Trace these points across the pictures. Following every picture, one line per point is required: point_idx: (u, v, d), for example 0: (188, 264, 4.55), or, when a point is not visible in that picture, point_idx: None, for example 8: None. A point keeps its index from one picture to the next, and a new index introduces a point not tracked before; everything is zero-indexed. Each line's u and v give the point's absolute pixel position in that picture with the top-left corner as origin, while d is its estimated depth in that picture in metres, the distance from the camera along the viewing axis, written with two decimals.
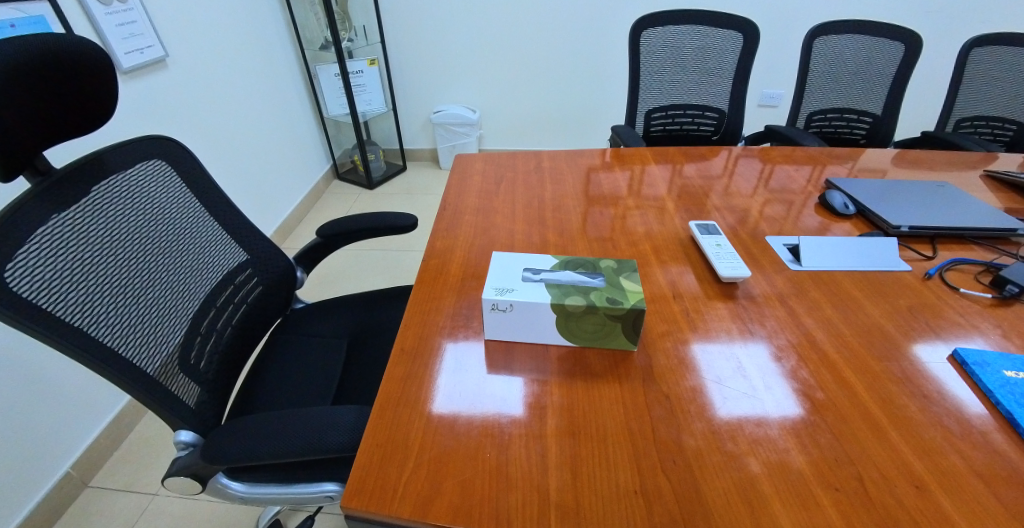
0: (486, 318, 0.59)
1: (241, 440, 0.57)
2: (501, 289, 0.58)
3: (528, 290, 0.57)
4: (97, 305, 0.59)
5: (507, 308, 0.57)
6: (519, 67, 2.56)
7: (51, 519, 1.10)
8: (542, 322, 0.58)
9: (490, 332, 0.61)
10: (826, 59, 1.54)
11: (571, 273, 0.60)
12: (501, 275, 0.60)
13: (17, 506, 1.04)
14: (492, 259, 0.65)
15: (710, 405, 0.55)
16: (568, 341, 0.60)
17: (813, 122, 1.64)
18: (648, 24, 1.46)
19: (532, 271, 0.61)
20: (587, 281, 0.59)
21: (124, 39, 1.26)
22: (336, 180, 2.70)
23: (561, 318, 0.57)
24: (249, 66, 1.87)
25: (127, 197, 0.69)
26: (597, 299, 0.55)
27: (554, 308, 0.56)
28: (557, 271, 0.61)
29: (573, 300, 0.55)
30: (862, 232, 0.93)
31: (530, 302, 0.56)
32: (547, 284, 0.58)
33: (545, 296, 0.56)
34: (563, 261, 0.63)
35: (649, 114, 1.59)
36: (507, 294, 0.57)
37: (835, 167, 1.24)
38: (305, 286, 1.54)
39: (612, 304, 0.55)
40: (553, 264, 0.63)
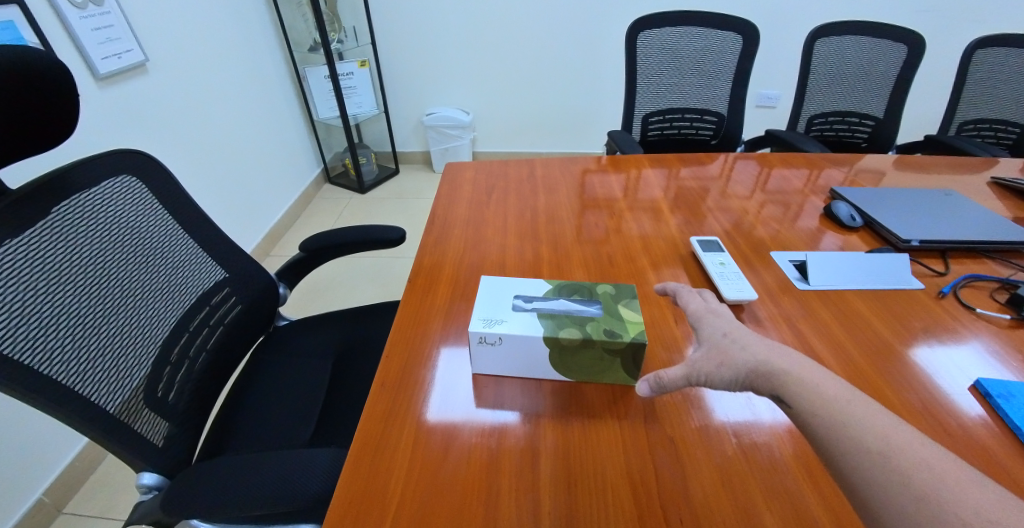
0: (474, 351, 0.54)
1: (208, 488, 0.52)
2: (488, 320, 0.53)
3: (518, 320, 0.53)
4: (51, 339, 0.54)
5: (495, 341, 0.52)
6: (513, 69, 2.52)
7: None
8: (535, 356, 0.53)
9: (478, 364, 0.56)
10: (827, 61, 1.50)
11: (566, 301, 0.56)
12: (491, 304, 0.55)
13: None
14: (480, 284, 0.60)
15: (718, 447, 0.49)
16: (563, 376, 0.55)
17: (813, 126, 1.60)
18: (645, 25, 1.42)
19: (524, 299, 0.56)
20: (583, 310, 0.54)
21: (100, 43, 1.20)
22: (327, 184, 2.64)
23: (556, 353, 0.52)
24: (236, 69, 1.82)
25: (94, 216, 0.63)
26: (595, 331, 0.51)
27: (547, 341, 0.51)
28: (551, 299, 0.57)
29: (567, 333, 0.51)
30: (869, 245, 0.89)
31: (520, 334, 0.51)
32: (539, 314, 0.54)
33: (537, 327, 0.52)
34: (558, 287, 0.58)
35: (647, 119, 1.54)
36: (495, 326, 0.52)
37: (832, 171, 1.20)
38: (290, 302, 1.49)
39: (611, 337, 0.50)
40: (547, 290, 0.58)
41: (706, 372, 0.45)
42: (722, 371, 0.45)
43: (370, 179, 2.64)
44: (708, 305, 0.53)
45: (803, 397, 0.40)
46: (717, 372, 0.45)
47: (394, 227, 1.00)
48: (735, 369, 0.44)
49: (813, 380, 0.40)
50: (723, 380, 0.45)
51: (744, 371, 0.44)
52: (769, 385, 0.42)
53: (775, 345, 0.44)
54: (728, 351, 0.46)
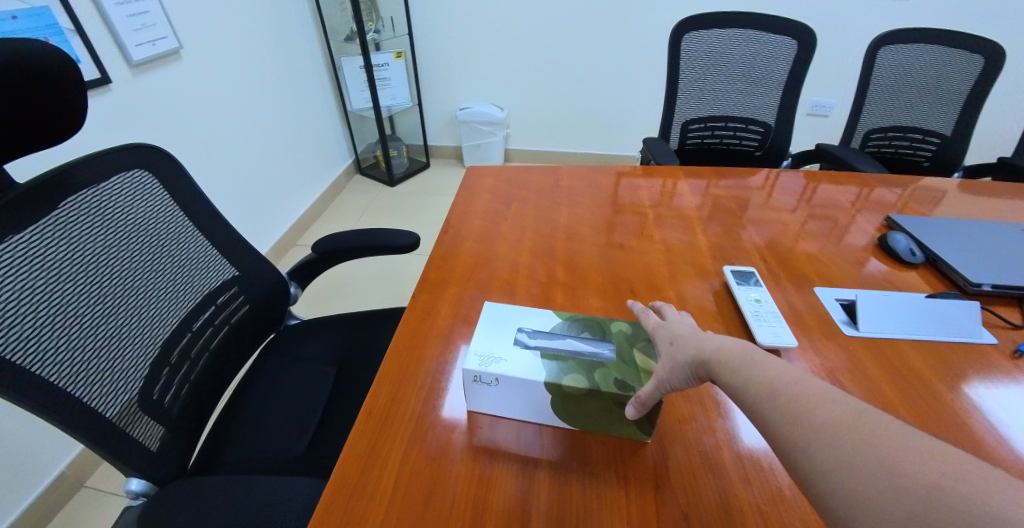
0: (468, 389, 0.49)
1: (185, 508, 0.50)
2: (484, 357, 0.48)
3: (517, 360, 0.48)
4: (48, 338, 0.52)
5: (492, 381, 0.48)
6: (549, 66, 2.45)
7: (48, 516, 1.09)
8: (535, 401, 0.48)
9: (473, 403, 0.51)
10: (890, 71, 1.36)
11: (575, 340, 0.50)
12: (490, 338, 0.51)
13: (15, 498, 1.03)
14: (484, 312, 0.55)
15: None
16: (566, 424, 0.50)
17: (869, 142, 1.46)
18: (690, 27, 1.32)
19: (527, 334, 0.51)
20: (593, 354, 0.48)
21: (134, 30, 1.22)
22: (358, 175, 2.66)
23: (559, 400, 0.47)
24: (271, 58, 1.84)
25: (101, 212, 0.61)
26: (604, 381, 0.45)
27: (549, 387, 0.46)
28: (557, 337, 0.51)
29: (573, 380, 0.45)
30: (931, 287, 0.78)
31: (519, 377, 0.46)
32: (543, 354, 0.48)
33: (539, 370, 0.46)
34: (567, 323, 0.53)
35: (686, 126, 1.44)
36: (492, 365, 0.47)
37: (883, 191, 1.08)
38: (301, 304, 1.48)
39: (622, 390, 0.44)
40: (555, 326, 0.53)
41: (663, 374, 0.44)
42: (674, 370, 0.44)
43: (399, 172, 2.64)
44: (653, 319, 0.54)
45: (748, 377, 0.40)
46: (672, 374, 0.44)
47: (409, 234, 0.96)
48: (684, 365, 0.45)
49: (752, 361, 0.41)
50: (678, 380, 0.44)
51: (692, 364, 0.44)
52: (716, 373, 0.43)
53: (711, 336, 0.46)
54: (675, 353, 0.46)
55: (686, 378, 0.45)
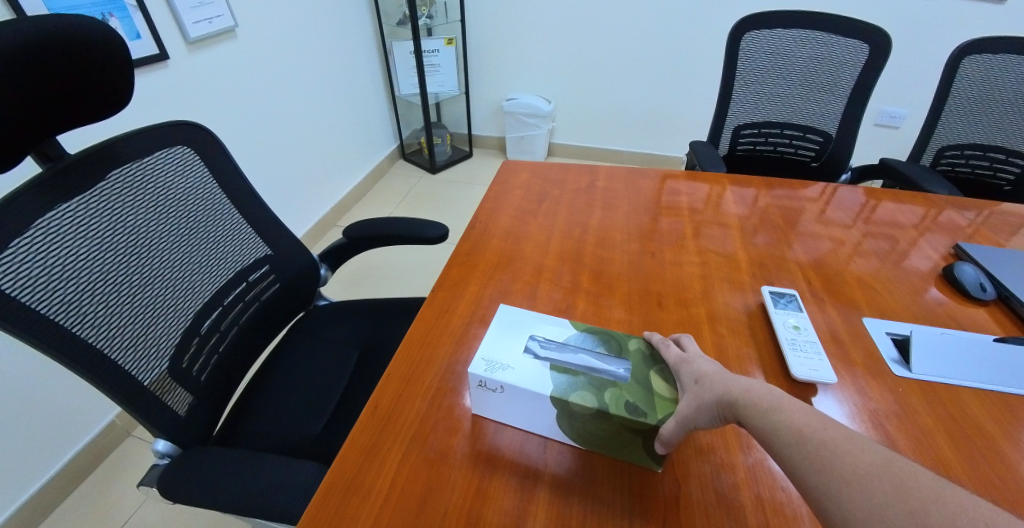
0: (473, 392, 0.49)
1: (198, 477, 0.53)
2: (491, 363, 0.47)
3: (524, 369, 0.46)
4: (86, 304, 0.56)
5: (497, 388, 0.46)
6: (598, 59, 2.38)
7: (98, 460, 1.18)
8: (540, 414, 0.46)
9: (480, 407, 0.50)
10: (977, 82, 1.22)
11: (587, 355, 0.48)
12: (500, 344, 0.50)
13: (72, 440, 1.12)
14: (498, 315, 0.54)
15: None
16: (573, 441, 0.48)
17: (942, 159, 1.32)
18: (751, 26, 1.24)
19: (539, 342, 0.49)
20: (605, 371, 0.46)
21: (193, 8, 1.28)
22: (401, 160, 2.71)
23: (565, 416, 0.45)
24: (323, 40, 1.88)
25: (142, 186, 0.64)
26: (614, 402, 0.43)
27: (554, 402, 0.44)
28: (569, 349, 0.49)
29: (580, 398, 0.43)
30: (1002, 328, 0.70)
31: (524, 387, 0.44)
32: (553, 366, 0.46)
33: (545, 383, 0.45)
34: (582, 337, 0.51)
35: (737, 131, 1.36)
36: (498, 373, 0.46)
37: (954, 214, 0.97)
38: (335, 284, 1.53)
39: (632, 413, 0.42)
40: (569, 337, 0.51)
41: (683, 412, 0.41)
42: (698, 410, 0.41)
43: (441, 160, 2.66)
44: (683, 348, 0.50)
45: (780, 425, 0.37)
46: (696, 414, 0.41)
47: (437, 225, 0.96)
48: (709, 406, 0.41)
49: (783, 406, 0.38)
50: (704, 421, 0.42)
51: (718, 405, 0.41)
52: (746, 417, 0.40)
53: (743, 377, 0.42)
54: (701, 393, 0.42)
55: (712, 418, 0.42)
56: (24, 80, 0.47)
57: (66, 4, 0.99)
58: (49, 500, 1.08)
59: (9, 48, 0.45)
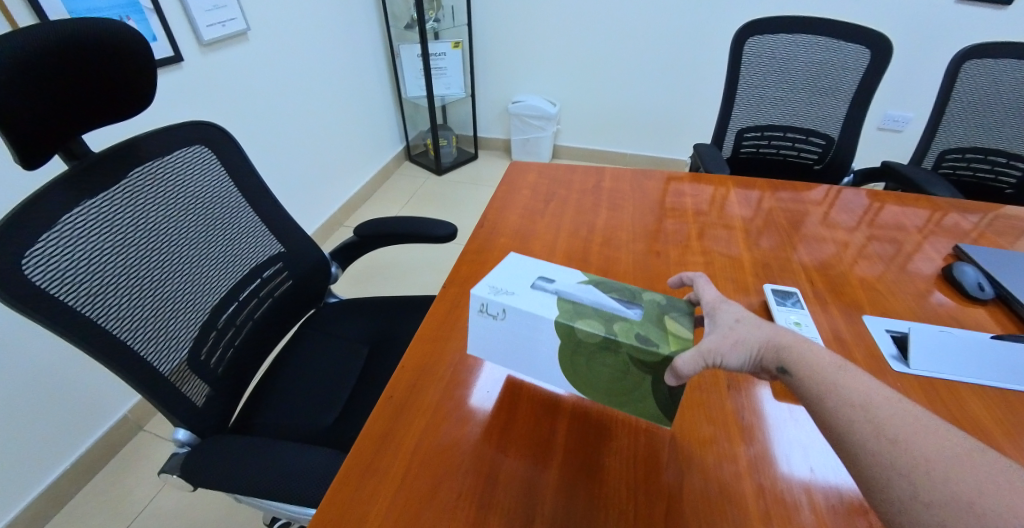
0: (471, 320, 0.50)
1: (218, 463, 0.55)
2: (497, 290, 0.49)
3: (529, 298, 0.48)
4: (113, 296, 0.58)
5: (498, 314, 0.48)
6: (604, 62, 2.40)
7: (109, 454, 1.20)
8: (537, 345, 0.48)
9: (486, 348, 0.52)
10: (981, 85, 1.23)
11: (594, 291, 0.49)
12: (507, 278, 0.51)
13: (84, 435, 1.14)
14: (506, 259, 0.56)
15: None
16: (573, 385, 0.49)
17: (944, 162, 1.33)
18: (754, 31, 1.25)
19: (546, 280, 0.51)
20: (614, 308, 0.47)
21: (207, 12, 1.31)
22: (407, 161, 2.73)
23: (566, 345, 0.46)
24: (332, 43, 1.91)
25: (164, 184, 0.66)
26: (622, 333, 0.44)
27: (559, 328, 0.45)
28: (578, 287, 0.50)
29: (585, 324, 0.44)
30: (1000, 327, 0.71)
31: (526, 310, 0.46)
32: (559, 298, 0.48)
33: (550, 309, 0.46)
34: (591, 280, 0.52)
35: (741, 134, 1.37)
36: (501, 296, 0.48)
37: (959, 217, 0.98)
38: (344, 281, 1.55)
39: (640, 343, 0.43)
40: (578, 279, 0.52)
41: (724, 349, 0.44)
42: (738, 349, 0.45)
43: (447, 162, 2.69)
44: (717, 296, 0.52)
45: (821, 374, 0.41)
46: (731, 351, 0.45)
47: (446, 224, 0.98)
48: (749, 346, 0.45)
49: (851, 376, 0.40)
50: (738, 357, 0.45)
51: (756, 346, 0.45)
52: (782, 362, 0.44)
53: (780, 327, 0.46)
54: (741, 332, 0.46)
55: (746, 357, 0.46)
56: (55, 79, 0.49)
57: (88, 8, 1.02)
58: (64, 491, 1.11)
59: (46, 47, 0.47)
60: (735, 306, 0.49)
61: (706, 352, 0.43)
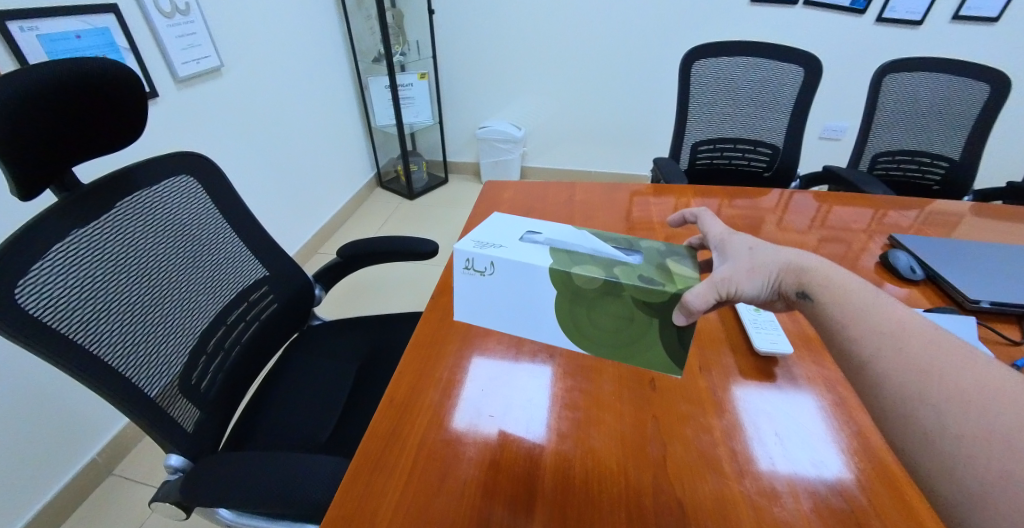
0: (457, 277, 0.51)
1: (222, 481, 0.55)
2: (482, 244, 0.50)
3: (519, 250, 0.49)
4: (106, 323, 0.58)
5: (485, 269, 0.49)
6: (567, 87, 2.53)
7: (75, 503, 1.11)
8: (529, 297, 0.49)
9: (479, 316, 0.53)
10: (899, 96, 1.39)
11: (584, 241, 0.51)
12: (490, 233, 0.52)
13: (48, 484, 1.06)
14: (490, 218, 0.56)
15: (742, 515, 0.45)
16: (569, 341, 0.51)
17: (877, 164, 1.48)
18: (700, 55, 1.38)
19: (533, 233, 0.52)
20: (613, 256, 0.49)
21: (182, 49, 1.33)
22: (379, 188, 2.75)
23: (562, 292, 0.47)
24: (303, 76, 1.95)
25: (152, 212, 0.67)
26: (624, 277, 0.45)
27: (554, 276, 0.46)
28: (567, 236, 0.52)
29: (583, 272, 0.46)
30: (932, 303, 0.80)
31: (515, 260, 0.47)
32: (552, 249, 0.49)
33: (544, 259, 0.47)
34: (579, 232, 0.54)
35: (696, 147, 1.49)
36: (487, 250, 0.48)
37: (897, 215, 1.10)
38: (326, 303, 1.55)
39: (643, 285, 0.45)
40: (565, 231, 0.53)
41: (739, 272, 0.49)
42: (755, 272, 0.50)
43: (419, 186, 2.73)
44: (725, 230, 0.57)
45: (836, 294, 0.45)
46: (747, 281, 0.50)
47: (429, 240, 1.02)
48: (766, 267, 0.50)
49: (879, 304, 0.43)
50: (759, 280, 0.50)
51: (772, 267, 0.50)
52: (799, 281, 0.48)
53: (795, 251, 0.49)
54: (756, 257, 0.51)
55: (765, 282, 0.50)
56: (48, 115, 0.50)
57: (69, 48, 1.04)
58: None
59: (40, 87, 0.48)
60: (747, 237, 0.54)
61: (722, 284, 0.48)
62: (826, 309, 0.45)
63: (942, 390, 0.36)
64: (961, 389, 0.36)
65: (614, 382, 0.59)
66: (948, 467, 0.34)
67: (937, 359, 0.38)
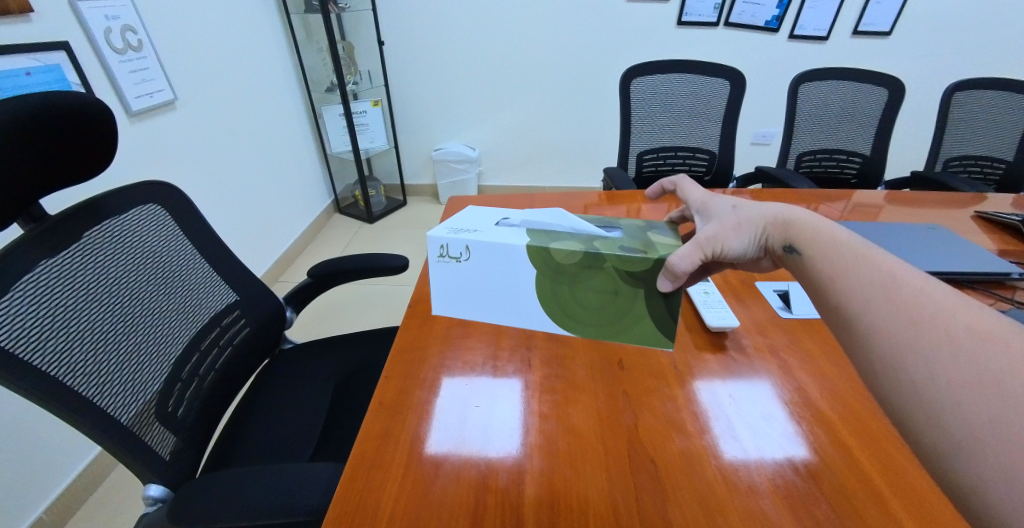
0: (432, 266, 0.55)
1: (212, 501, 0.55)
2: (455, 230, 0.54)
3: (494, 233, 0.53)
4: (77, 352, 0.57)
5: (460, 253, 0.53)
6: (520, 109, 2.65)
7: None
8: (510, 275, 0.53)
9: (457, 308, 0.58)
10: (814, 102, 1.59)
11: (561, 221, 0.56)
12: (463, 221, 0.57)
13: None
14: (463, 210, 0.61)
15: (709, 468, 0.51)
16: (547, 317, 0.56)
17: (803, 162, 1.66)
18: (637, 73, 1.52)
19: (508, 221, 0.57)
20: (592, 233, 0.53)
21: (135, 84, 1.31)
22: (337, 214, 2.73)
23: (544, 268, 0.52)
24: (257, 107, 1.94)
25: (121, 241, 0.67)
26: (606, 248, 0.50)
27: (531, 252, 0.51)
28: (541, 221, 0.57)
29: (561, 247, 0.50)
30: None
31: (489, 240, 0.51)
32: (529, 231, 0.54)
33: (521, 238, 0.52)
34: (555, 216, 0.58)
35: (641, 157, 1.61)
36: (462, 235, 0.52)
37: (827, 208, 1.24)
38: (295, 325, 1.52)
39: (624, 254, 0.49)
40: (541, 217, 0.58)
41: (724, 229, 0.51)
42: (740, 227, 0.51)
43: (379, 210, 2.73)
44: (705, 193, 0.60)
45: (819, 245, 0.44)
46: (731, 237, 0.51)
47: (399, 255, 1.05)
48: (751, 222, 0.51)
49: (867, 254, 0.41)
50: (745, 235, 0.51)
51: (757, 222, 0.50)
52: (784, 234, 0.48)
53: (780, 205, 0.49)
54: (741, 215, 0.52)
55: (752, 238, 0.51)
56: (18, 149, 0.51)
57: (24, 85, 1.01)
58: None
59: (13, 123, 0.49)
60: (732, 197, 0.56)
61: (705, 244, 0.50)
62: (810, 262, 0.45)
63: (933, 337, 0.34)
64: (954, 337, 0.34)
65: (586, 366, 0.65)
66: (937, 415, 0.32)
67: (931, 305, 0.36)
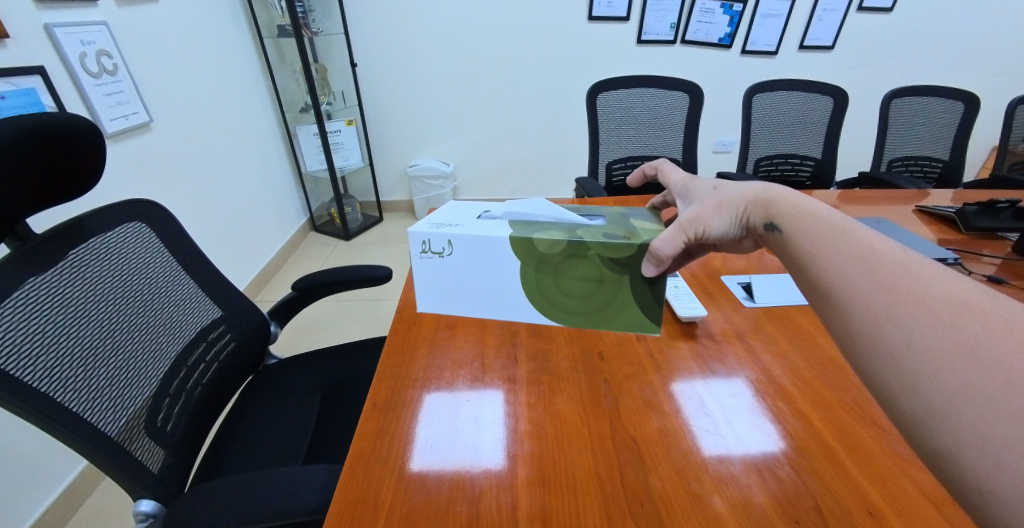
0: (415, 261, 0.58)
1: (208, 509, 0.56)
2: (436, 225, 0.58)
3: (473, 227, 0.57)
4: (65, 368, 0.57)
5: (442, 249, 0.57)
6: (495, 124, 2.72)
7: None
8: (495, 268, 0.57)
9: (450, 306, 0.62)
10: (767, 111, 1.71)
11: (544, 212, 0.60)
12: (444, 217, 0.60)
13: None
14: (446, 206, 0.65)
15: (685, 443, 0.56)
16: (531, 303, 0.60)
17: (760, 167, 1.77)
18: (603, 88, 1.60)
19: (489, 213, 0.61)
20: (574, 223, 0.58)
21: (111, 107, 1.30)
22: (313, 232, 2.71)
23: (528, 257, 0.56)
24: (232, 128, 1.93)
25: (108, 259, 0.68)
26: (590, 236, 0.54)
27: (514, 243, 0.55)
28: (522, 212, 0.61)
29: (544, 236, 0.54)
30: None
31: (470, 233, 0.55)
32: (511, 223, 0.58)
33: (500, 230, 0.56)
34: (534, 207, 0.63)
35: (610, 166, 1.68)
36: (443, 230, 0.56)
37: None
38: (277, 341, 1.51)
39: (607, 241, 0.53)
40: (520, 208, 0.63)
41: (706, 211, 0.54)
42: (722, 208, 0.55)
43: (354, 227, 2.73)
44: (687, 177, 0.64)
45: (801, 224, 0.48)
46: (714, 219, 0.54)
47: (382, 266, 1.07)
48: (731, 203, 0.54)
49: (848, 231, 0.44)
50: (726, 215, 0.54)
51: (736, 203, 0.54)
52: (763, 213, 0.52)
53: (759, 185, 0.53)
54: (722, 196, 0.55)
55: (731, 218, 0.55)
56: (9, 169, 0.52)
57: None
58: None
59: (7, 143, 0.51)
60: (713, 180, 0.59)
61: (689, 226, 0.53)
62: (789, 238, 0.48)
63: (910, 306, 0.37)
64: (930, 305, 0.36)
65: (569, 358, 0.69)
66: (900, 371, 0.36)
67: (908, 277, 0.38)
